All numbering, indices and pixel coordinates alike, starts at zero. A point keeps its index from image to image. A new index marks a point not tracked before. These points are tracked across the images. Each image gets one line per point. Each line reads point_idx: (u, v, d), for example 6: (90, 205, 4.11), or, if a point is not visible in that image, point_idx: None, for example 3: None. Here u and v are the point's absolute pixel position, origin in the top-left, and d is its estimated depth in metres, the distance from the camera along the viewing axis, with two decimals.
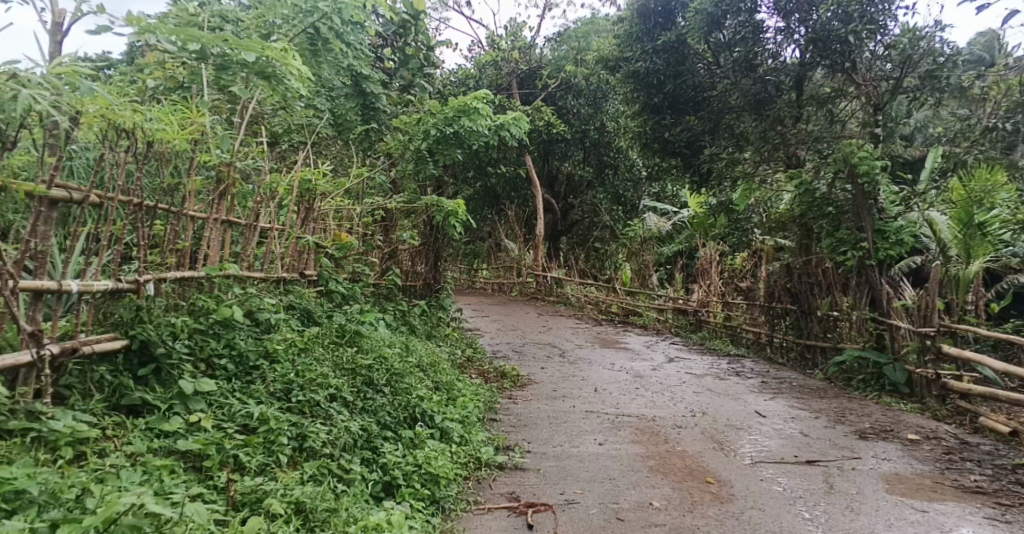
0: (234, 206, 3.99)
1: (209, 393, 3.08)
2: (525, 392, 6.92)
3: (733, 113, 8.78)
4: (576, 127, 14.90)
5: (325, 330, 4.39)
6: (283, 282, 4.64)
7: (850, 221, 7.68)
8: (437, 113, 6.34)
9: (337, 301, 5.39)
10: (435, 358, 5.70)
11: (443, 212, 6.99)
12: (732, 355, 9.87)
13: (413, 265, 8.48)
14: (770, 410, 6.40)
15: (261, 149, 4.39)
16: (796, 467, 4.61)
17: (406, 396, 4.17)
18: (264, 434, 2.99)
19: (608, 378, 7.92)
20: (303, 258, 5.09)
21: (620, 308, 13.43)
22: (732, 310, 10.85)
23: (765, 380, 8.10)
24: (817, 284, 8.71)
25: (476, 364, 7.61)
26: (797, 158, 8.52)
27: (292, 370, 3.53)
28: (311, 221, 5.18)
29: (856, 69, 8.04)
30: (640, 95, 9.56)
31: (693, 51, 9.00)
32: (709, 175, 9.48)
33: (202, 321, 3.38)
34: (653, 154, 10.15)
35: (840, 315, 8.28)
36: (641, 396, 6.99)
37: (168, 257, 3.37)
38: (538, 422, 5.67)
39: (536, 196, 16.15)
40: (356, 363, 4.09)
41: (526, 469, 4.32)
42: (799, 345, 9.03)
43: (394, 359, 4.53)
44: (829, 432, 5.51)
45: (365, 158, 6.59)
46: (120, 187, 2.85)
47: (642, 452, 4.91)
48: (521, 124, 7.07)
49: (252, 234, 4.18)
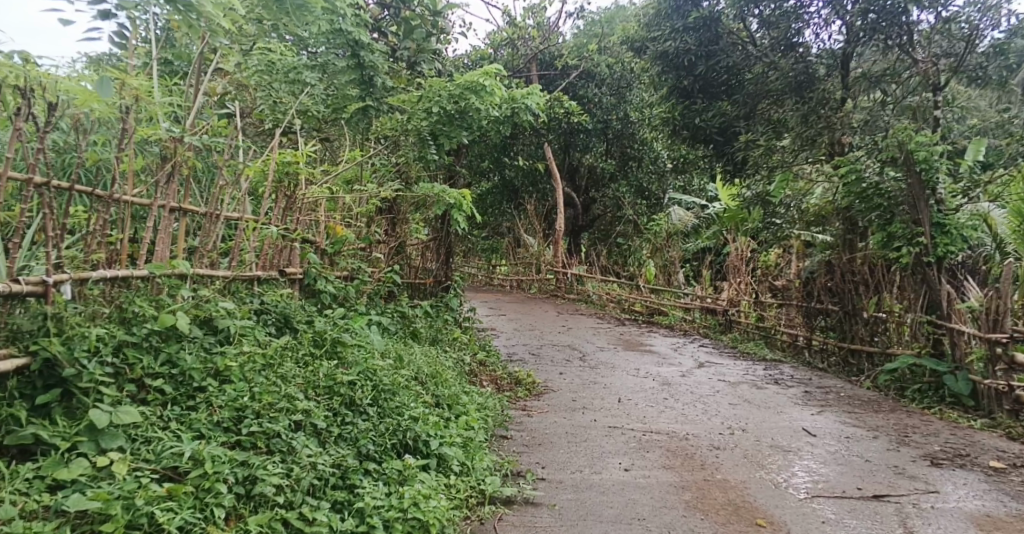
0: (190, 191, 3.30)
1: (133, 426, 2.42)
2: (539, 402, 6.25)
3: (772, 97, 8.00)
4: (597, 117, 14.08)
5: (301, 340, 3.72)
6: (257, 281, 3.98)
7: (905, 213, 6.80)
8: (439, 89, 5.66)
9: (325, 303, 4.75)
10: (438, 368, 5.02)
11: (447, 204, 6.29)
12: (767, 359, 9.08)
13: (424, 261, 7.86)
14: (819, 427, 5.64)
15: (224, 122, 3.72)
16: (862, 504, 3.86)
17: (394, 420, 3.50)
18: (197, 481, 2.31)
19: (633, 386, 7.20)
20: (285, 254, 4.44)
21: (644, 307, 12.72)
22: (766, 310, 10.07)
23: (807, 390, 7.32)
24: (862, 283, 7.88)
25: (489, 370, 6.97)
26: (843, 145, 7.72)
27: (249, 391, 2.85)
28: (295, 212, 4.52)
29: (913, 43, 7.15)
30: (668, 78, 8.78)
31: (729, 28, 8.19)
32: (744, 164, 8.69)
33: (135, 332, 2.71)
34: (681, 141, 9.39)
35: (891, 318, 7.46)
36: (671, 408, 6.25)
37: (94, 253, 2.71)
38: (554, 441, 4.98)
39: (556, 190, 15.40)
40: (335, 378, 3.40)
41: (538, 504, 3.63)
42: (842, 349, 8.25)
43: (383, 371, 3.86)
44: (894, 458, 4.73)
45: (360, 143, 5.95)
46: (9, 160, 2.18)
47: (675, 481, 4.19)
48: (534, 100, 6.41)
49: (213, 225, 3.50)
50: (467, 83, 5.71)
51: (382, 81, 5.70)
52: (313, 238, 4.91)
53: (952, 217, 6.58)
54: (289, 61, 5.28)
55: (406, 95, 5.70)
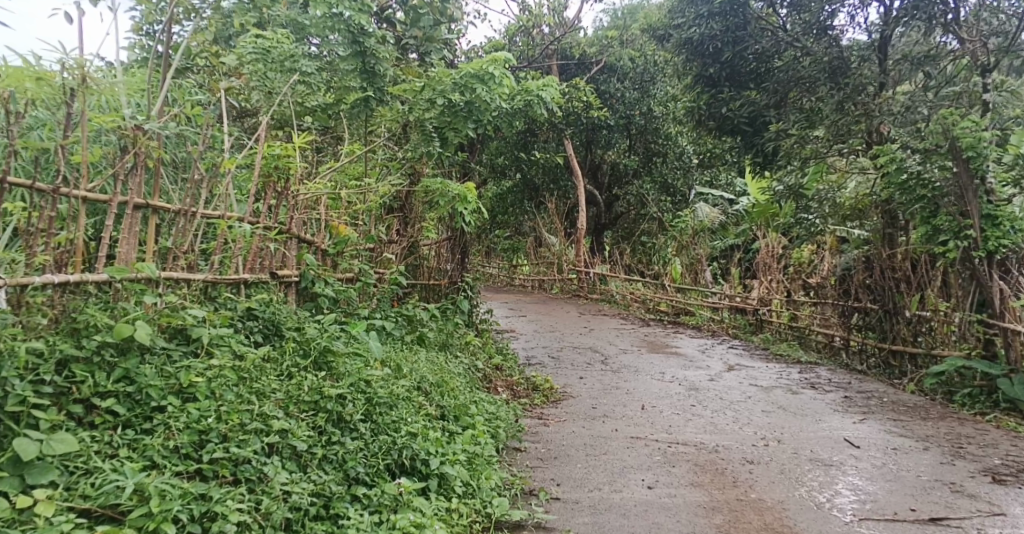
0: (159, 186, 2.98)
1: (69, 455, 2.12)
2: (558, 409, 5.88)
3: (804, 85, 7.53)
4: (621, 113, 13.72)
5: (286, 349, 3.36)
6: (244, 285, 3.66)
7: (951, 204, 6.29)
8: (444, 79, 5.31)
9: (324, 308, 4.42)
10: (446, 376, 4.67)
11: (450, 198, 5.88)
12: (801, 361, 8.57)
13: (439, 262, 7.53)
14: (863, 437, 5.17)
15: (196, 108, 3.37)
16: (916, 529, 3.43)
17: (389, 438, 3.14)
18: (140, 522, 2.00)
19: (658, 391, 6.77)
20: (278, 256, 4.09)
21: (670, 307, 12.30)
22: (798, 309, 9.56)
23: (847, 395, 6.82)
24: (903, 280, 7.35)
25: (505, 376, 6.62)
26: (882, 133, 7.22)
27: (215, 411, 2.50)
28: (293, 209, 4.21)
29: (959, 22, 6.58)
30: (693, 66, 8.30)
31: (756, 14, 7.68)
32: (774, 156, 8.19)
33: (84, 346, 2.41)
34: (706, 133, 8.93)
35: (936, 318, 6.93)
36: (699, 416, 5.82)
37: (37, 258, 2.41)
38: (571, 454, 4.60)
39: (577, 187, 14.97)
40: (322, 391, 3.02)
41: (550, 530, 3.24)
42: (882, 350, 7.71)
43: (379, 382, 3.51)
44: (950, 473, 4.27)
45: (363, 136, 5.63)
46: None
47: (705, 502, 3.77)
48: (550, 92, 6.00)
49: (188, 224, 3.16)
50: (474, 72, 5.34)
51: (386, 69, 5.29)
52: (310, 239, 4.59)
53: (1004, 207, 6.04)
54: (286, 48, 4.98)
55: (408, 84, 5.33)
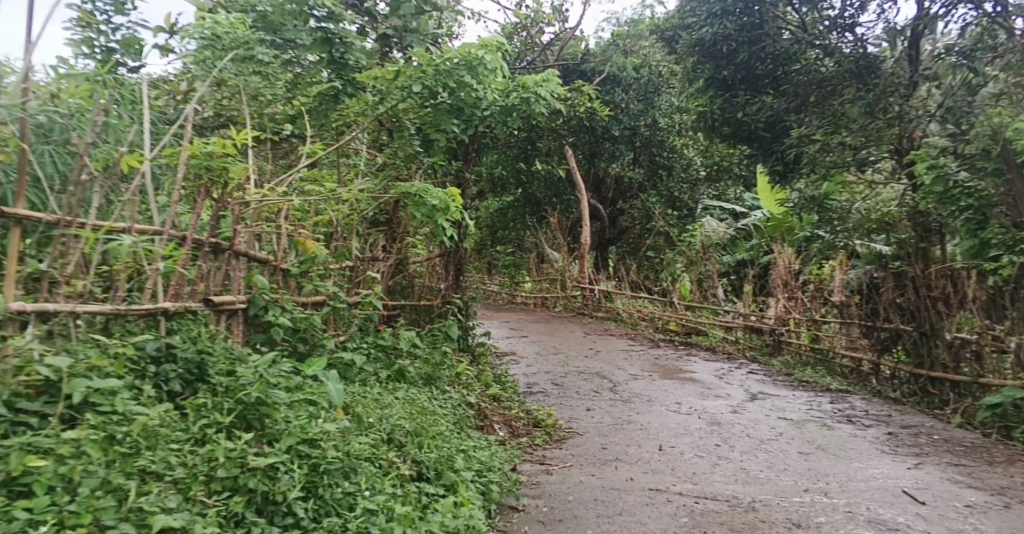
0: (24, 191, 2.20)
1: None
2: (562, 451, 5.05)
3: (830, 86, 6.67)
4: (625, 124, 12.64)
5: (207, 403, 2.55)
6: (167, 317, 2.84)
7: (1003, 214, 5.45)
8: (424, 66, 4.49)
9: (276, 342, 3.64)
10: (426, 420, 3.86)
11: (430, 208, 4.74)
12: (830, 389, 7.70)
13: (431, 280, 6.80)
14: (924, 489, 4.33)
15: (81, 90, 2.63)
16: None
17: (337, 521, 2.33)
18: None
19: (676, 427, 5.94)
20: (216, 275, 3.31)
21: (679, 326, 11.52)
22: (820, 329, 8.72)
23: (890, 430, 5.97)
24: (942, 298, 6.48)
25: (501, 411, 5.81)
26: (917, 134, 6.44)
27: (58, 512, 1.77)
28: (238, 221, 3.45)
29: (1008, 13, 5.77)
30: (705, 68, 7.35)
31: (774, 11, 6.81)
32: (796, 165, 7.20)
33: None
34: (718, 142, 7.99)
35: (982, 340, 5.99)
36: (726, 460, 5.00)
37: None
38: (580, 515, 3.78)
39: (581, 201, 14.30)
40: (245, 463, 2.24)
41: None
42: (918, 378, 6.80)
43: (333, 440, 2.70)
44: None
45: (333, 138, 4.88)
46: None
47: None
48: (550, 88, 5.32)
49: (64, 244, 2.38)
50: (460, 59, 4.55)
51: (356, 59, 4.85)
52: (264, 257, 3.82)
53: None
54: (240, 34, 4.24)
55: (379, 71, 4.59)
